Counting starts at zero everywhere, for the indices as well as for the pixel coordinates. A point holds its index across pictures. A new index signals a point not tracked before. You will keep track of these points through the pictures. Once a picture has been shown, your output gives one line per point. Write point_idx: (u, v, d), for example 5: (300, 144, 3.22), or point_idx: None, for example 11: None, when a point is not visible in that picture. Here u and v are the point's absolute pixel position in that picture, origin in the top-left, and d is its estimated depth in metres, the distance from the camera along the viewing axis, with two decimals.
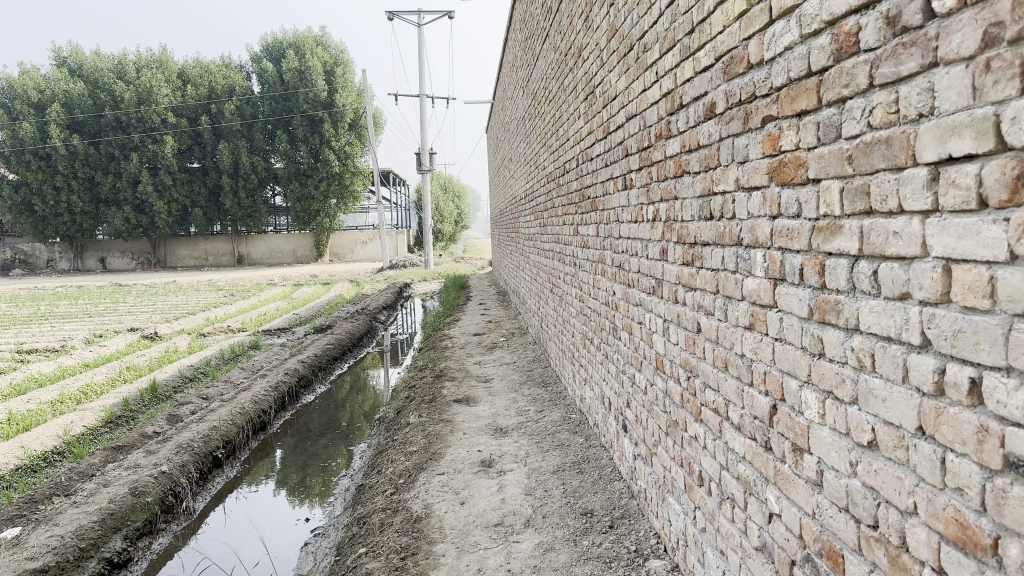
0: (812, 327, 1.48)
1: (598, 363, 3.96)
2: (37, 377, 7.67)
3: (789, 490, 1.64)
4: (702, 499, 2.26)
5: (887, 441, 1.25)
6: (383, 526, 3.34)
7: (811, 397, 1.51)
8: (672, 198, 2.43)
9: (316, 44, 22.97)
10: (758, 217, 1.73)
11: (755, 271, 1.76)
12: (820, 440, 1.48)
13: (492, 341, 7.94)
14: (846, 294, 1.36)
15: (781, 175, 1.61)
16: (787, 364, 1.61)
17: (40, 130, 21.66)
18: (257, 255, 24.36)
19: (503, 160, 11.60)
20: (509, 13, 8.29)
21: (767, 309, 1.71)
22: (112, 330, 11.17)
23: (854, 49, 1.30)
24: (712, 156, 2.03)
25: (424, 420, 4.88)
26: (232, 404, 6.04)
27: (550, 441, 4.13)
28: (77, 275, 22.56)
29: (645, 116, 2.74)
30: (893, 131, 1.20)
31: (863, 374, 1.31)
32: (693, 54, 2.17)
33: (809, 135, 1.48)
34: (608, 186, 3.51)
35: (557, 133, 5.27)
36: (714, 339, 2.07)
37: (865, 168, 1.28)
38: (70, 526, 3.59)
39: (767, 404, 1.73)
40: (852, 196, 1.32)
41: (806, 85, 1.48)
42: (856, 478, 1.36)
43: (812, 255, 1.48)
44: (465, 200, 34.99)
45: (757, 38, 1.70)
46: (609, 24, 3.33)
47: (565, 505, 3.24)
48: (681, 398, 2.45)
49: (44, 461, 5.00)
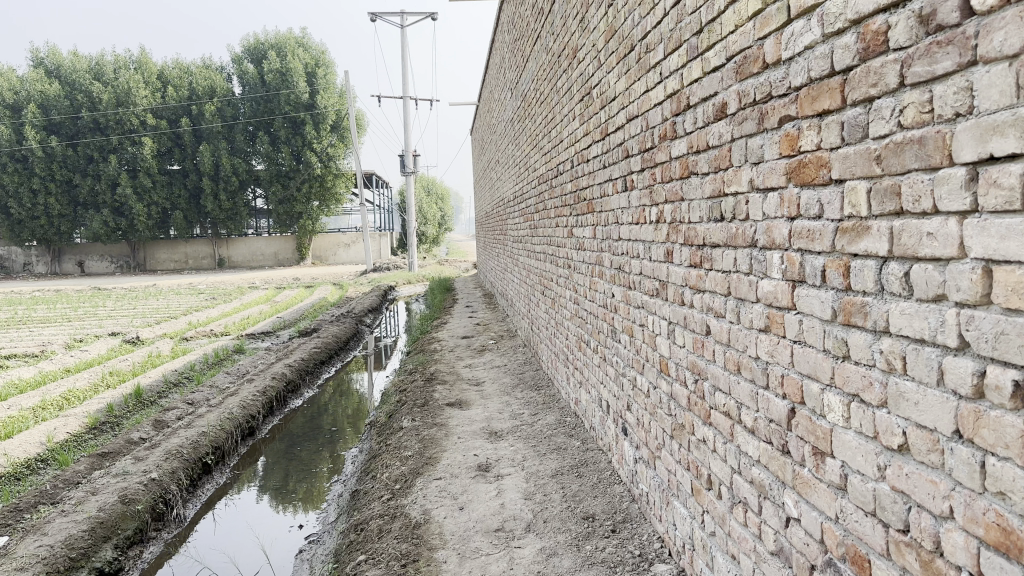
0: (836, 330, 1.47)
1: (595, 366, 3.94)
2: (17, 382, 7.54)
3: (810, 494, 1.62)
4: (711, 503, 2.24)
5: (919, 444, 1.24)
6: (381, 533, 3.29)
7: (835, 400, 1.49)
8: (678, 200, 2.41)
9: (298, 45, 22.83)
10: (775, 218, 1.71)
11: (772, 273, 1.74)
12: (844, 444, 1.47)
13: (481, 343, 7.91)
14: (874, 296, 1.34)
15: (801, 176, 1.59)
16: (807, 367, 1.59)
17: (16, 132, 21.33)
18: (238, 259, 24.17)
19: (489, 163, 11.58)
20: (497, 14, 8.25)
21: (784, 311, 1.69)
22: (93, 334, 11.02)
23: (883, 48, 1.29)
24: (723, 156, 2.01)
25: (418, 425, 4.83)
26: (219, 409, 5.95)
27: (546, 444, 4.10)
28: (54, 279, 22.25)
29: (648, 117, 2.72)
30: (927, 131, 1.19)
31: (893, 377, 1.30)
32: (701, 54, 2.16)
33: (831, 135, 1.46)
34: (606, 188, 3.50)
35: (549, 134, 5.25)
36: (725, 342, 2.05)
37: (895, 168, 1.27)
38: (59, 536, 3.51)
39: (785, 407, 1.71)
40: (881, 197, 1.31)
41: (828, 85, 1.47)
42: (883, 483, 1.35)
43: (835, 257, 1.46)
44: (448, 203, 34.96)
45: (773, 37, 1.69)
46: (606, 25, 3.31)
47: (565, 509, 3.21)
48: (688, 401, 2.43)
49: (28, 469, 4.90)
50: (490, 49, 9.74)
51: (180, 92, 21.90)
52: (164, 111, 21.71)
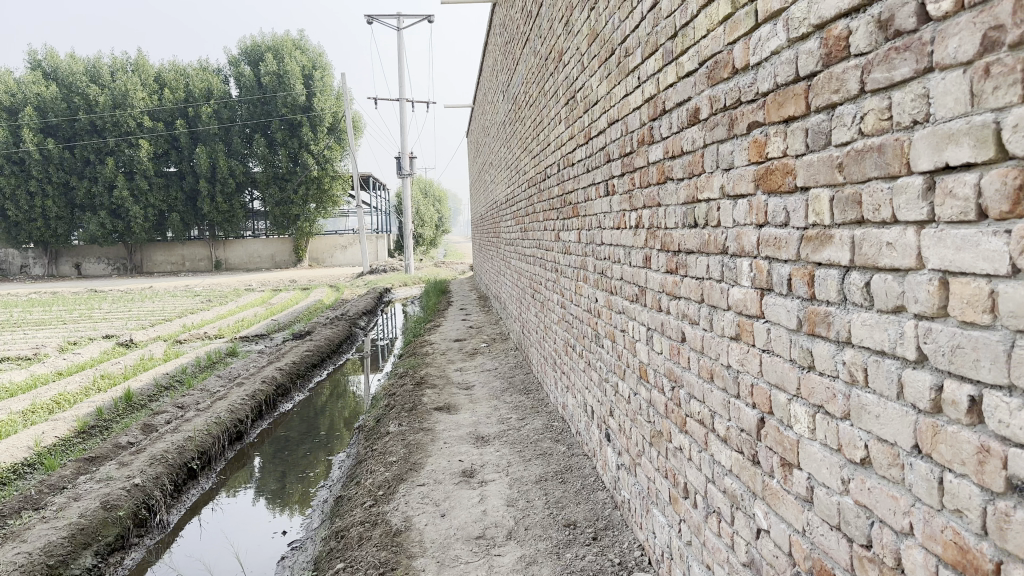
0: (802, 339, 1.44)
1: (580, 371, 3.92)
2: (9, 386, 7.51)
3: (778, 506, 1.60)
4: (687, 512, 2.21)
5: (881, 458, 1.21)
6: (362, 541, 3.26)
7: (801, 411, 1.47)
8: (655, 205, 2.39)
9: (295, 47, 22.79)
10: (744, 225, 1.69)
11: (741, 280, 1.72)
12: (809, 456, 1.44)
13: (473, 346, 7.87)
14: (836, 306, 1.32)
15: (768, 183, 1.57)
16: (775, 376, 1.57)
17: (12, 134, 21.31)
18: (235, 261, 24.15)
19: (483, 165, 11.54)
20: (489, 17, 8.22)
21: (753, 320, 1.67)
22: (87, 337, 10.99)
23: (844, 54, 1.26)
24: (696, 162, 1.98)
25: (405, 429, 4.80)
26: (208, 413, 5.93)
27: (532, 449, 4.08)
28: (51, 281, 22.22)
29: (628, 121, 2.69)
30: (886, 138, 1.16)
31: (856, 390, 1.27)
32: (676, 59, 2.13)
33: (796, 142, 1.44)
34: (590, 193, 3.47)
35: (538, 137, 5.23)
36: (699, 349, 2.03)
37: (856, 176, 1.24)
38: (38, 543, 3.48)
39: (755, 416, 1.68)
40: (843, 205, 1.28)
41: (793, 91, 1.44)
42: (847, 496, 1.32)
43: (800, 266, 1.44)
44: (446, 204, 34.90)
45: (741, 42, 1.67)
46: (589, 28, 3.29)
47: (547, 516, 3.18)
48: (665, 408, 2.41)
49: (13, 473, 4.88)
50: (484, 52, 9.71)
51: (176, 94, 21.82)
52: (160, 113, 21.68)
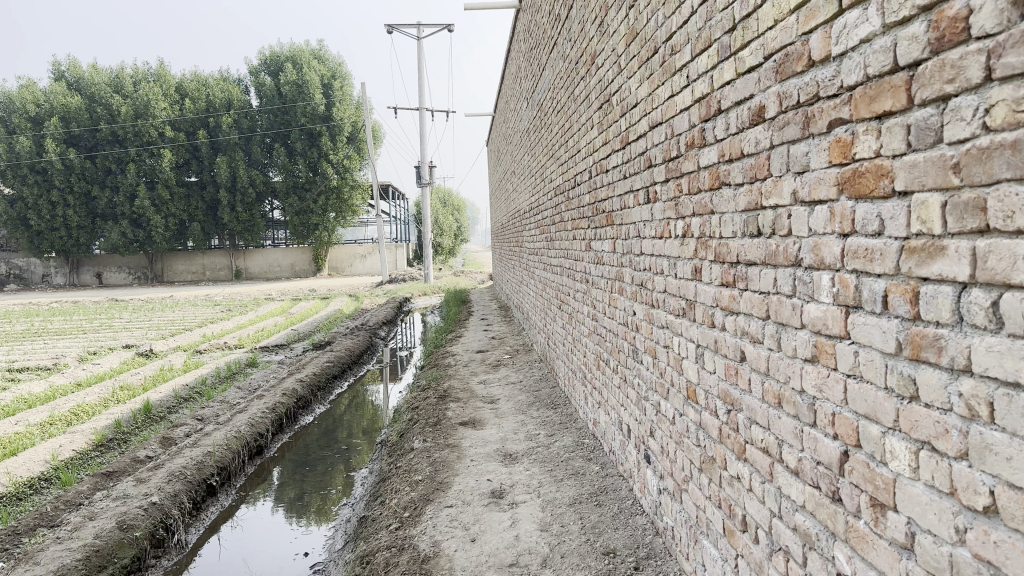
0: (902, 365, 1.27)
1: (615, 388, 3.74)
2: (28, 397, 7.40)
3: (867, 551, 1.42)
4: (746, 547, 2.03)
5: (1013, 508, 1.03)
6: (388, 567, 3.10)
7: (900, 446, 1.29)
8: (707, 213, 2.22)
9: (314, 57, 22.91)
10: (824, 235, 1.51)
11: (820, 296, 1.54)
12: (911, 497, 1.26)
13: (496, 358, 7.71)
14: (951, 329, 1.14)
15: (856, 187, 1.39)
16: (865, 406, 1.39)
17: (36, 145, 21.40)
18: (254, 270, 24.18)
19: (504, 172, 11.42)
20: (513, 22, 8.06)
21: (836, 340, 1.49)
22: (107, 347, 10.89)
23: (962, 37, 1.09)
24: (761, 165, 1.81)
25: (429, 446, 4.64)
26: (227, 427, 5.78)
27: (563, 468, 3.90)
28: (73, 290, 22.30)
29: (673, 124, 2.53)
30: (1021, 134, 0.99)
31: (976, 426, 1.10)
32: (733, 54, 1.96)
33: (894, 140, 1.27)
34: (627, 201, 3.30)
35: (566, 143, 5.07)
36: (763, 370, 1.85)
37: (979, 178, 1.07)
38: (52, 565, 3.35)
39: (838, 449, 1.50)
40: (959, 211, 1.11)
41: (890, 83, 1.27)
42: (963, 548, 1.14)
43: (900, 281, 1.26)
44: (464, 215, 34.80)
45: (821, 31, 1.49)
46: (627, 28, 3.13)
47: (584, 543, 2.99)
48: (719, 433, 2.22)
49: (30, 488, 4.77)
50: (506, 58, 9.56)
51: (197, 104, 21.76)
52: (182, 123, 21.69)
